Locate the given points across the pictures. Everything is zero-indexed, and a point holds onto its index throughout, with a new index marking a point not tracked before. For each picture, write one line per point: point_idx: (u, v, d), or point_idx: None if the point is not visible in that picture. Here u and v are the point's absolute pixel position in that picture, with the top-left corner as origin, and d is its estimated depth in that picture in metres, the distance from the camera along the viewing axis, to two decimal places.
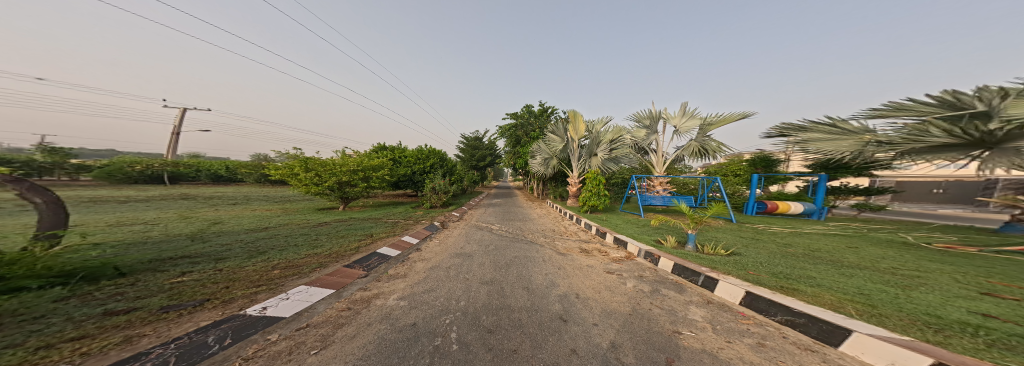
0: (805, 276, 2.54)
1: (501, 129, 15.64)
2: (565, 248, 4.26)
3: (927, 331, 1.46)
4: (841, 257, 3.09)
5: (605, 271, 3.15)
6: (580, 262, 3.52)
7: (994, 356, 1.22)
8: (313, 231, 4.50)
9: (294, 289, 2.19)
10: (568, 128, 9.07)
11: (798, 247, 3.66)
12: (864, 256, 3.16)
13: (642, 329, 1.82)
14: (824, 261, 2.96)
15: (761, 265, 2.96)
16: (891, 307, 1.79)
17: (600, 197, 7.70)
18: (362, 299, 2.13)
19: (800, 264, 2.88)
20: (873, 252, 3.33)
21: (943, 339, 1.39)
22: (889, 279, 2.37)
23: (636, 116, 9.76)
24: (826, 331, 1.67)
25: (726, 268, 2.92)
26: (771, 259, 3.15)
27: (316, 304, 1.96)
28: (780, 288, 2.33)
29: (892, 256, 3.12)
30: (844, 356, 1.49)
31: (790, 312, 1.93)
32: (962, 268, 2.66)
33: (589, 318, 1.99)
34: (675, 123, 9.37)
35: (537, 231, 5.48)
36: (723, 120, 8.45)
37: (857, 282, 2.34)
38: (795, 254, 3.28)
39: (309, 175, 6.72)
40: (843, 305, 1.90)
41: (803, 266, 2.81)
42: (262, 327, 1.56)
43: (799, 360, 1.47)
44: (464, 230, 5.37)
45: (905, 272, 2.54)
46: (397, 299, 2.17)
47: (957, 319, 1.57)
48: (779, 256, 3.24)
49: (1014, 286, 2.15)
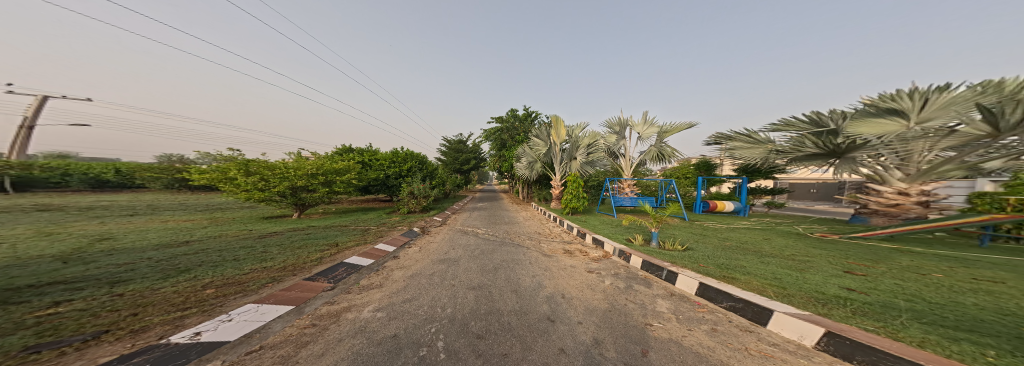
0: (739, 265, 2.96)
1: (486, 132, 15.56)
2: (550, 249, 4.39)
3: (819, 306, 1.82)
4: (760, 248, 3.66)
5: (586, 270, 3.33)
6: (564, 263, 3.66)
7: (857, 321, 1.58)
8: (260, 242, 4.09)
9: (240, 308, 1.98)
10: (550, 132, 9.37)
11: (732, 240, 4.24)
12: (774, 245, 3.80)
13: (619, 324, 1.98)
14: (750, 251, 3.49)
15: (708, 258, 3.37)
16: (795, 288, 2.19)
17: (579, 199, 8.04)
18: (330, 314, 2.01)
19: (734, 255, 3.35)
20: (779, 242, 4.01)
21: (828, 311, 1.74)
22: (789, 264, 2.89)
23: (608, 122, 10.43)
24: (757, 313, 1.98)
25: (683, 262, 3.28)
26: (715, 252, 3.61)
27: (271, 324, 1.81)
28: (726, 277, 2.67)
29: (792, 245, 3.80)
30: (770, 333, 1.78)
31: (733, 298, 2.24)
32: (830, 252, 3.36)
33: (574, 317, 2.10)
34: (639, 129, 10.19)
35: (523, 234, 5.56)
36: (675, 129, 9.42)
37: (770, 268, 2.80)
38: (732, 247, 3.80)
39: (252, 179, 6.01)
40: (765, 289, 2.27)
41: (736, 257, 3.28)
42: (197, 355, 1.40)
43: (742, 340, 1.73)
44: (448, 235, 5.24)
45: (799, 258, 3.11)
46: (374, 310, 2.08)
47: (834, 294, 1.97)
48: (722, 249, 3.72)
49: (865, 265, 2.78)
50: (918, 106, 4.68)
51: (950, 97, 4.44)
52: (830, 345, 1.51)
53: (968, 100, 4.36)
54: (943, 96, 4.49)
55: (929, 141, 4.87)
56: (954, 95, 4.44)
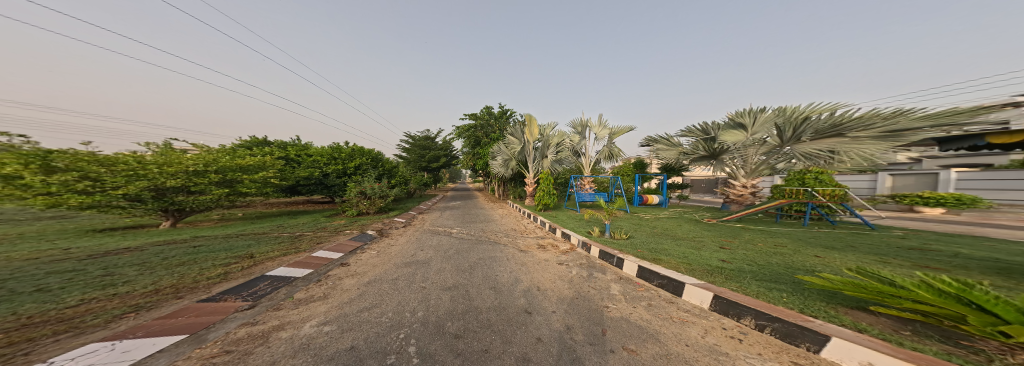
0: (662, 248, 3.53)
1: (458, 129, 15.02)
2: (526, 245, 4.52)
3: (714, 276, 2.33)
4: (679, 232, 4.39)
5: (558, 263, 3.53)
6: (537, 257, 3.81)
7: (733, 287, 2.10)
8: (91, 264, 3.01)
9: (81, 349, 1.47)
10: (524, 130, 9.54)
11: (658, 227, 5.00)
12: (688, 230, 4.61)
13: (585, 309, 2.20)
14: (670, 236, 4.17)
15: (642, 243, 3.91)
16: (695, 263, 2.75)
17: (551, 196, 8.35)
18: (254, 335, 1.79)
19: (660, 240, 3.96)
20: (687, 227, 4.89)
21: (716, 280, 2.25)
22: (691, 244, 3.56)
23: (572, 123, 10.97)
24: (673, 285, 2.42)
25: (626, 249, 3.74)
26: (649, 238, 4.19)
27: (155, 358, 1.46)
28: (658, 259, 3.10)
29: (696, 229, 4.68)
30: (679, 300, 2.20)
31: (659, 276, 2.65)
32: (717, 233, 4.26)
33: (548, 307, 2.24)
34: (598, 131, 11.03)
35: (499, 232, 5.59)
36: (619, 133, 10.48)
37: (680, 248, 3.41)
38: (661, 233, 4.47)
39: (62, 179, 4.36)
40: (676, 265, 2.78)
41: (662, 241, 3.88)
42: None
43: (666, 310, 2.11)
44: (414, 237, 5.01)
45: (697, 239, 3.87)
46: (316, 325, 1.93)
47: (721, 267, 2.55)
48: (655, 235, 4.35)
49: (732, 241, 3.65)
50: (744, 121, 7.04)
51: (761, 116, 6.71)
52: (721, 307, 1.91)
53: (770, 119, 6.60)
54: (760, 115, 6.76)
55: (754, 148, 6.96)
56: (763, 115, 6.70)
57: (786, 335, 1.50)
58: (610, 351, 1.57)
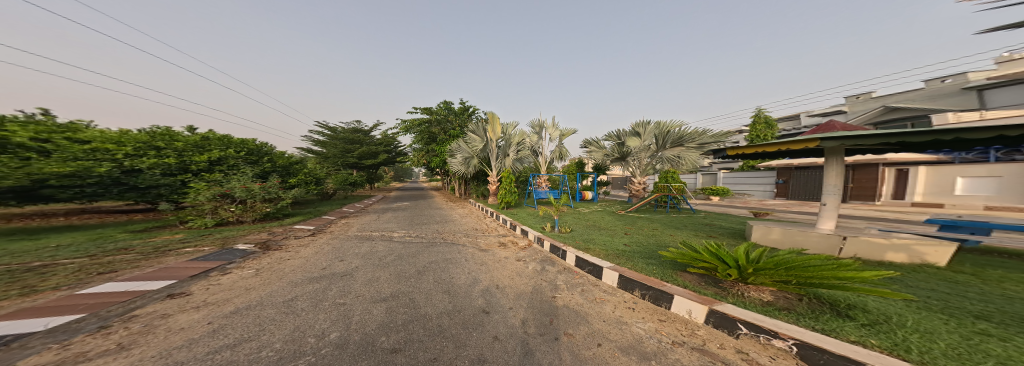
0: (592, 238, 3.86)
1: (408, 123, 13.98)
2: (486, 244, 4.30)
3: (626, 261, 2.72)
4: (608, 224, 4.93)
5: (517, 259, 3.39)
6: (498, 255, 3.61)
7: (637, 267, 2.53)
8: None
9: None
10: (487, 128, 9.44)
11: (590, 220, 5.49)
12: (615, 221, 5.20)
13: (534, 299, 2.26)
14: (598, 227, 4.65)
15: (579, 235, 4.20)
16: (610, 250, 3.15)
17: (513, 194, 8.42)
18: None
19: (590, 232, 4.37)
20: (609, 219, 5.57)
21: (629, 264, 2.59)
22: (609, 233, 4.05)
23: (532, 123, 11.26)
24: (592, 270, 2.77)
25: (566, 240, 3.95)
26: (587, 230, 4.53)
27: None
28: (587, 248, 3.37)
29: (618, 220, 5.36)
30: (601, 284, 2.48)
31: (587, 263, 2.88)
32: (628, 221, 5.07)
33: (506, 303, 2.16)
34: (551, 132, 11.63)
35: (458, 232, 5.35)
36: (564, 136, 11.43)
37: (608, 237, 3.79)
38: (594, 225, 4.91)
39: None
40: (593, 251, 3.16)
41: (592, 233, 4.27)
42: None
43: (592, 293, 2.33)
44: (342, 242, 4.42)
45: (619, 228, 4.41)
46: None
47: (615, 251, 3.09)
48: (590, 228, 4.74)
49: (631, 227, 4.45)
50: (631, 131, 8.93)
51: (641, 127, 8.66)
52: (621, 283, 2.35)
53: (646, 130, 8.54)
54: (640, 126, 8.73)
55: (644, 153, 8.51)
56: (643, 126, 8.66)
57: (655, 298, 2.03)
58: (554, 338, 1.67)
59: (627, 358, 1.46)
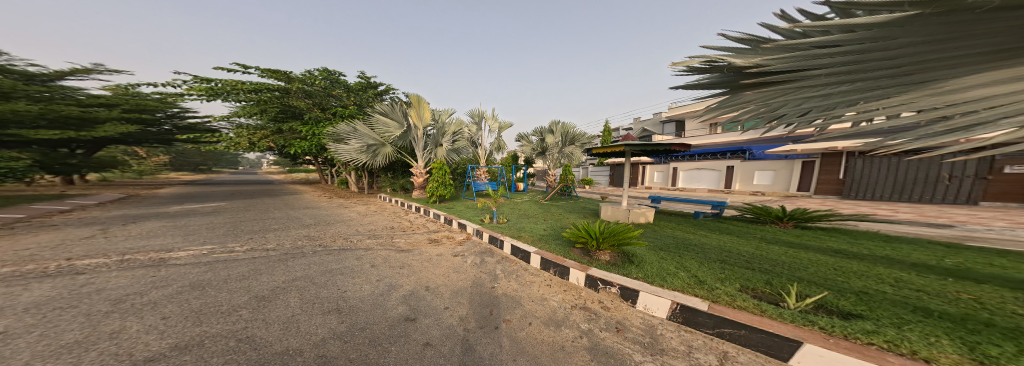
0: (526, 226, 4.11)
1: (248, 89, 9.92)
2: (410, 242, 3.78)
3: (550, 243, 3.02)
4: (538, 212, 5.28)
5: (452, 255, 3.24)
6: (428, 253, 3.31)
7: (556, 248, 2.86)
8: None
9: None
10: (409, 113, 7.88)
11: (521, 210, 5.79)
12: (541, 210, 5.62)
13: (471, 292, 2.25)
14: (530, 216, 4.96)
15: (518, 224, 4.39)
16: (540, 235, 3.44)
17: (446, 186, 8.10)
18: None
19: (525, 220, 4.61)
20: (533, 208, 5.97)
21: (555, 246, 2.90)
22: (540, 221, 4.37)
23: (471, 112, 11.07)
24: (524, 256, 2.99)
25: (504, 230, 4.09)
26: (522, 219, 4.79)
27: None
28: (521, 235, 3.60)
29: (545, 208, 5.81)
30: (529, 267, 2.70)
31: (519, 249, 3.09)
32: (554, 209, 5.60)
33: (439, 304, 2.07)
34: (491, 124, 11.66)
35: (375, 227, 4.60)
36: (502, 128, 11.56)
37: (542, 224, 4.12)
38: (530, 214, 5.20)
39: None
40: (526, 238, 3.39)
41: (525, 221, 4.51)
42: None
43: (523, 275, 2.56)
44: (192, 251, 3.07)
45: (548, 215, 4.84)
46: None
47: (544, 235, 3.40)
48: (525, 216, 5.02)
49: (551, 214, 4.90)
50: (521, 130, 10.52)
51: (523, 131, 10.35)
52: (542, 264, 2.61)
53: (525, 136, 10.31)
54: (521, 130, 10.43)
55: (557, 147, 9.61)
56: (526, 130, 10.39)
57: (562, 273, 2.39)
58: (495, 328, 1.77)
59: (551, 331, 1.72)
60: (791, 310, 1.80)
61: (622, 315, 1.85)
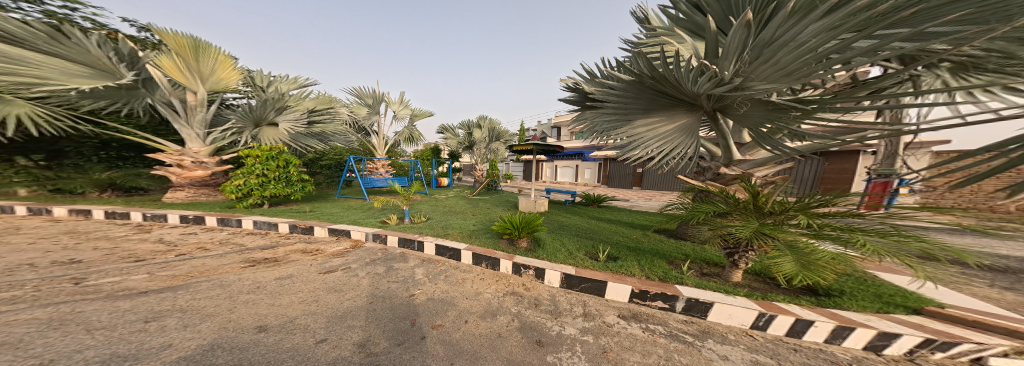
0: (455, 223, 4.05)
1: None
2: (227, 265, 2.62)
3: (478, 237, 3.18)
4: (458, 209, 5.16)
5: (321, 271, 2.60)
6: (266, 277, 2.42)
7: (479, 241, 3.05)
8: None
9: None
10: (171, 65, 4.62)
11: (440, 208, 5.48)
12: (456, 207, 5.45)
13: (385, 306, 2.04)
14: (454, 214, 4.82)
15: (440, 222, 4.25)
16: (465, 231, 3.48)
17: (290, 185, 5.30)
18: None
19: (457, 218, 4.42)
20: (452, 205, 5.75)
21: (479, 240, 3.08)
22: (450, 221, 4.24)
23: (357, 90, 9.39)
24: (453, 253, 3.01)
25: (427, 229, 3.90)
26: (448, 217, 4.62)
27: None
28: (448, 233, 3.55)
29: (461, 205, 5.71)
30: (456, 265, 2.76)
31: (444, 248, 3.08)
32: (475, 205, 5.59)
33: (303, 340, 1.59)
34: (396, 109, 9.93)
35: (179, 248, 3.06)
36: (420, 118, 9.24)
37: (474, 218, 4.20)
38: (451, 212, 5.02)
39: None
40: (452, 236, 3.39)
41: (455, 219, 4.34)
42: None
43: (449, 273, 2.62)
44: None
45: (476, 211, 4.80)
46: None
47: (475, 230, 3.53)
48: (454, 213, 4.93)
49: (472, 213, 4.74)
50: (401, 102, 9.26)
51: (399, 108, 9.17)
52: (473, 260, 2.70)
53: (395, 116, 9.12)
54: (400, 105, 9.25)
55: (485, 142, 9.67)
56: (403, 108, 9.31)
57: (494, 265, 2.55)
58: (421, 338, 1.67)
59: (487, 323, 1.83)
60: (606, 264, 2.31)
61: (534, 294, 2.12)
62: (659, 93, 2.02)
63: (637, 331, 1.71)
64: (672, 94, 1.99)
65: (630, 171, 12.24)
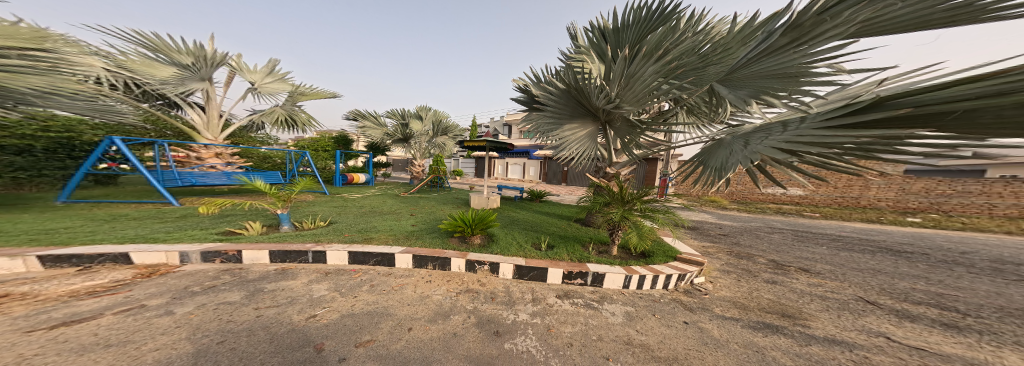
0: (374, 225, 3.13)
1: None
2: None
3: (407, 238, 2.76)
4: (385, 208, 4.28)
5: (40, 327, 1.41)
6: None
7: (419, 241, 2.71)
8: None
9: None
10: None
11: (364, 206, 4.44)
12: (387, 206, 4.58)
13: (265, 337, 1.45)
14: (376, 212, 3.90)
15: (354, 224, 3.18)
16: (396, 232, 2.92)
17: None
18: None
19: (371, 219, 3.47)
20: (382, 204, 4.82)
21: (413, 240, 2.72)
22: (361, 221, 3.32)
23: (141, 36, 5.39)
24: (382, 259, 2.47)
25: (328, 237, 2.78)
26: (362, 218, 3.47)
27: None
28: (371, 236, 2.79)
29: (391, 204, 4.84)
30: (391, 269, 2.41)
31: (372, 254, 2.47)
32: (409, 204, 4.84)
33: None
34: (254, 78, 6.48)
35: None
36: (315, 95, 6.89)
37: (404, 220, 3.42)
38: (371, 212, 3.94)
39: None
40: (378, 239, 2.71)
41: (370, 219, 3.45)
42: None
43: (376, 282, 2.19)
44: None
45: (420, 210, 4.18)
46: None
47: (410, 230, 3.00)
48: (366, 215, 3.71)
49: (411, 211, 4.05)
50: (268, 71, 6.70)
51: (263, 80, 6.58)
52: (415, 262, 2.42)
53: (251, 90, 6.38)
54: (268, 76, 6.68)
55: (426, 137, 8.55)
56: (274, 81, 6.78)
57: (443, 265, 2.41)
58: (342, 361, 1.33)
59: (436, 325, 1.72)
60: (545, 252, 2.65)
61: (490, 288, 2.20)
62: (581, 104, 2.29)
63: (568, 306, 2.13)
64: (590, 107, 2.28)
65: (559, 170, 13.57)
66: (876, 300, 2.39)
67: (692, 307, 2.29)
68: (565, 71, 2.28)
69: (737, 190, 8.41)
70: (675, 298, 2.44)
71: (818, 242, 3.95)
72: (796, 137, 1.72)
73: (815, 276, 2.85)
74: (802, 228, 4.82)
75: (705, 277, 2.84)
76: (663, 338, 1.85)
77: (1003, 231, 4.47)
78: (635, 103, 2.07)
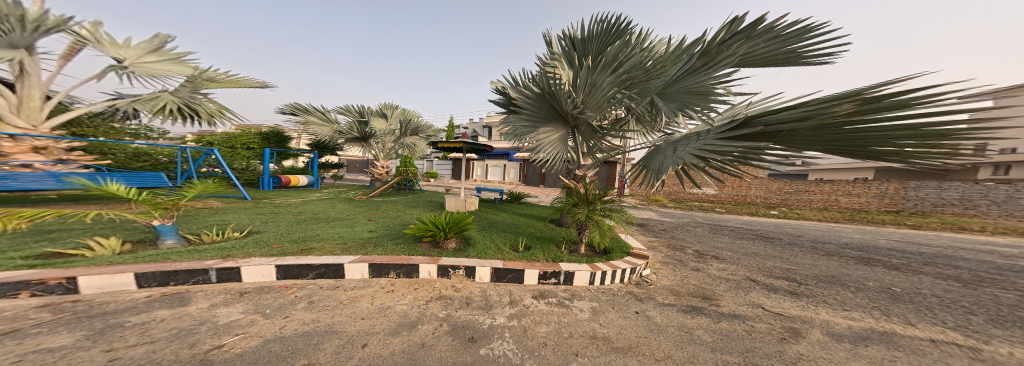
0: (315, 234, 2.59)
1: None
2: None
3: (363, 248, 2.34)
4: (332, 215, 3.59)
5: None
6: None
7: (379, 249, 2.35)
8: None
9: None
10: None
11: (306, 213, 3.68)
12: (336, 212, 3.87)
13: None
14: (320, 220, 3.23)
15: (283, 234, 2.57)
16: (349, 240, 2.49)
17: None
18: None
19: (310, 227, 2.88)
20: (332, 209, 4.09)
21: (371, 249, 2.32)
22: (294, 231, 2.69)
23: None
24: (327, 272, 2.00)
25: (244, 251, 2.10)
26: (293, 227, 2.85)
27: None
28: (315, 246, 2.31)
29: (342, 209, 4.14)
30: (343, 282, 1.98)
31: (314, 267, 1.98)
32: (366, 209, 4.22)
33: None
34: (117, 53, 4.74)
35: None
36: (232, 82, 5.59)
37: (355, 228, 2.90)
38: (310, 219, 3.26)
39: None
40: (326, 249, 2.26)
41: (311, 227, 2.84)
42: None
43: (322, 298, 1.69)
44: None
45: (383, 215, 3.68)
46: None
47: (365, 237, 2.60)
48: (300, 223, 3.03)
49: (371, 216, 3.52)
50: (151, 48, 5.17)
51: (142, 58, 5.01)
52: (374, 272, 2.09)
53: (121, 69, 4.72)
54: (150, 55, 5.13)
55: (390, 137, 7.94)
56: (160, 62, 5.22)
57: (408, 272, 2.15)
58: None
59: (399, 338, 1.45)
60: (522, 253, 2.65)
61: (465, 294, 2.04)
62: (553, 109, 2.52)
63: (543, 306, 2.15)
64: (560, 112, 2.52)
65: (537, 171, 13.85)
66: (757, 278, 3.14)
67: (642, 298, 2.58)
68: (538, 78, 2.48)
69: (673, 190, 10.09)
70: (629, 291, 2.69)
71: (732, 233, 5.02)
72: (705, 145, 2.28)
73: (722, 262, 3.59)
74: (713, 221, 6.10)
75: (650, 269, 3.27)
76: (621, 329, 2.03)
77: (817, 218, 6.48)
78: (596, 110, 2.28)
